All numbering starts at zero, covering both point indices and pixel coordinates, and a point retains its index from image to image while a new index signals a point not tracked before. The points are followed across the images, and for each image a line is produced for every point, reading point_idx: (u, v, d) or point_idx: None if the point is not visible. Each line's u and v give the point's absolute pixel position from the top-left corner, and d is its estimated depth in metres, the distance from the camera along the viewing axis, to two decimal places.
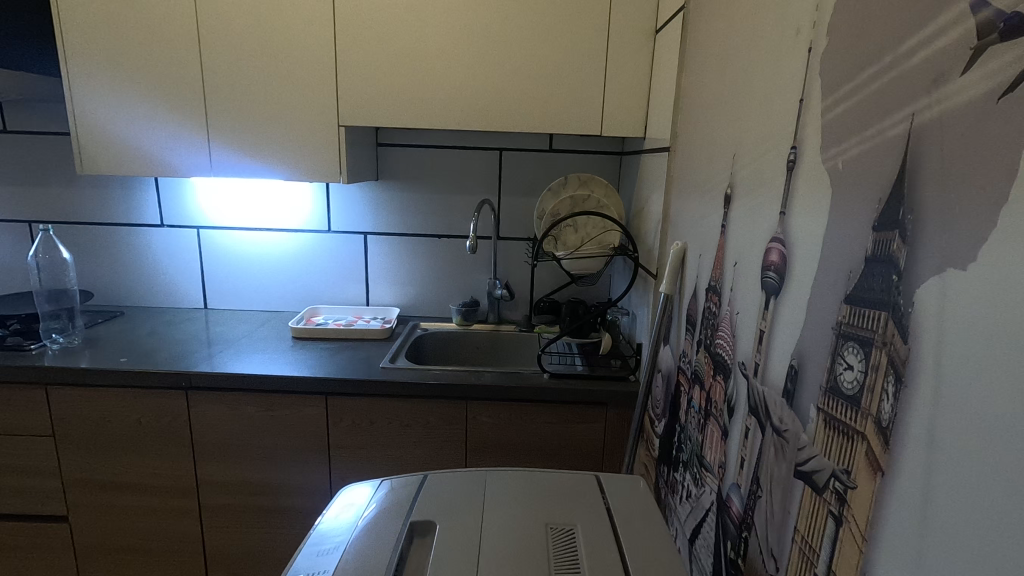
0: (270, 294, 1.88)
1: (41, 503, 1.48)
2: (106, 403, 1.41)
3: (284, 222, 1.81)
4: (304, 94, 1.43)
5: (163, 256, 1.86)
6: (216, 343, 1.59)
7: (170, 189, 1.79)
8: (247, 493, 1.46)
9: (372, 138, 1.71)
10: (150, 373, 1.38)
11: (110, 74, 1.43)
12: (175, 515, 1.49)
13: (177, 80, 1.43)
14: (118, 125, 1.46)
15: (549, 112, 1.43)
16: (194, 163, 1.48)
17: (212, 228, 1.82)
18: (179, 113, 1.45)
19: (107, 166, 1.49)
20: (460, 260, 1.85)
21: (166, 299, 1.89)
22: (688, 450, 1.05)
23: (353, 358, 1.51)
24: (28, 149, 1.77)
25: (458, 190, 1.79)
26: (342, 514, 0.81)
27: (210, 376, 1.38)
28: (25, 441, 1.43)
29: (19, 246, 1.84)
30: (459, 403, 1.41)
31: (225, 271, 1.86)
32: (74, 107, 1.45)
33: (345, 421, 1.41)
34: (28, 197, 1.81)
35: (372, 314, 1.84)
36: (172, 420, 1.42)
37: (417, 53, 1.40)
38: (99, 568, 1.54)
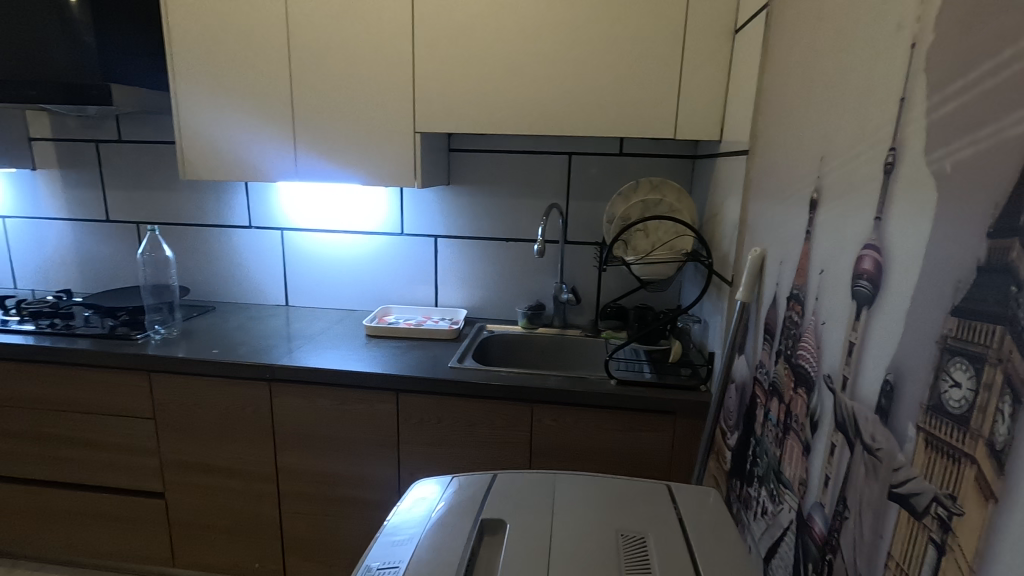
0: (344, 293, 1.97)
1: (141, 480, 1.62)
2: (199, 390, 1.52)
3: (360, 224, 1.89)
4: (383, 103, 1.49)
5: (249, 256, 1.99)
6: (296, 338, 1.69)
7: (258, 193, 1.92)
8: (322, 482, 1.54)
9: (445, 144, 1.76)
10: (238, 364, 1.48)
11: (211, 86, 1.55)
12: (257, 499, 1.58)
13: (268, 91, 1.53)
14: (216, 134, 1.58)
15: (622, 116, 1.42)
16: (281, 168, 1.58)
17: (294, 230, 1.93)
18: (269, 122, 1.55)
19: (205, 171, 1.61)
20: (526, 264, 1.86)
21: (251, 295, 2.02)
22: (764, 466, 1.01)
23: (423, 357, 1.56)
24: (138, 156, 1.95)
25: (526, 194, 1.81)
26: (415, 508, 0.84)
27: (291, 369, 1.46)
28: (130, 421, 1.57)
29: (128, 244, 2.03)
30: (525, 405, 1.42)
31: (305, 271, 1.97)
32: (179, 118, 1.59)
33: (414, 417, 1.46)
34: (136, 200, 1.99)
35: (440, 315, 1.89)
36: (256, 409, 1.51)
37: (491, 61, 1.43)
38: (189, 543, 1.66)
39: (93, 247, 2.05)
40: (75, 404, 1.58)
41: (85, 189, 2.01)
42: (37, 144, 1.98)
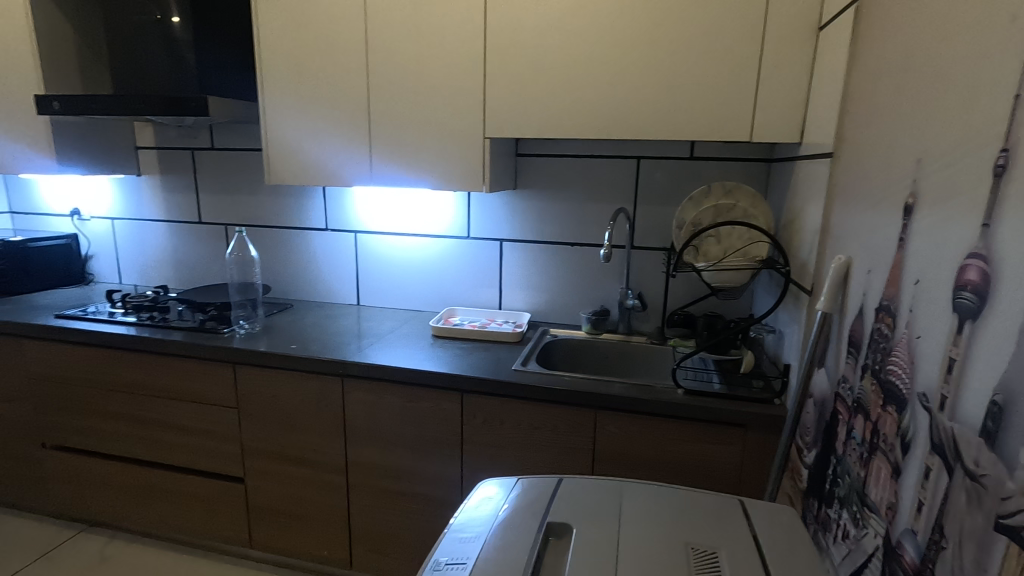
0: (412, 294, 2.03)
1: (224, 464, 1.74)
2: (278, 383, 1.61)
3: (428, 228, 1.94)
4: (454, 109, 1.53)
5: (325, 257, 2.09)
6: (367, 336, 1.76)
7: (334, 197, 2.01)
8: (388, 477, 1.59)
9: (512, 149, 1.78)
10: (313, 359, 1.56)
11: (296, 97, 1.64)
12: (327, 489, 1.66)
13: (347, 100, 1.61)
14: (299, 141, 1.68)
15: (695, 118, 1.38)
16: (357, 173, 1.65)
17: (366, 232, 2.01)
18: (347, 129, 1.63)
19: (288, 176, 1.71)
20: (592, 269, 1.85)
21: (325, 295, 2.13)
22: (846, 486, 0.95)
23: (487, 359, 1.58)
24: (228, 163, 2.10)
25: (593, 198, 1.80)
26: (482, 506, 0.85)
27: (363, 366, 1.52)
28: (216, 409, 1.69)
29: (217, 245, 2.19)
30: (589, 411, 1.41)
31: (375, 272, 2.04)
32: (267, 127, 1.69)
33: (478, 418, 1.48)
34: (225, 203, 2.14)
35: (504, 318, 1.91)
36: (329, 403, 1.58)
37: (562, 66, 1.44)
38: (265, 527, 1.76)
39: (187, 247, 2.22)
40: (169, 391, 1.72)
41: (181, 193, 2.18)
42: (142, 153, 2.17)
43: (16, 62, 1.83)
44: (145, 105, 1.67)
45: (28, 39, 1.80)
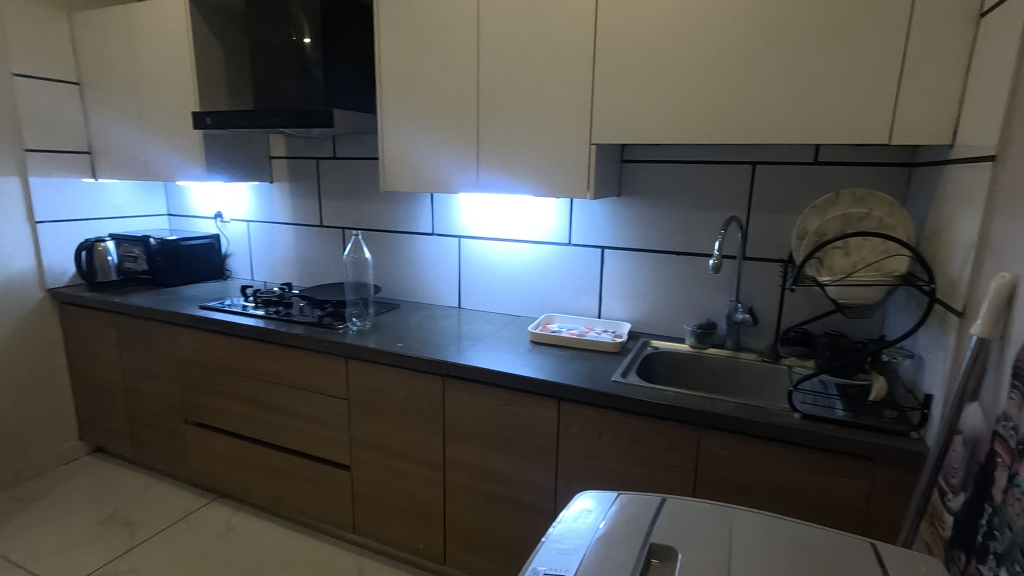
0: (511, 299, 2.05)
1: (334, 451, 1.86)
2: (385, 378, 1.70)
3: (530, 234, 1.96)
4: (560, 117, 1.54)
5: (430, 260, 2.18)
6: (468, 338, 1.80)
7: (441, 203, 2.10)
8: (484, 479, 1.62)
9: (618, 155, 1.75)
10: (417, 358, 1.63)
11: (411, 108, 1.73)
12: (425, 484, 1.72)
13: (457, 110, 1.67)
14: (412, 150, 1.76)
15: (822, 120, 1.28)
16: (464, 180, 1.71)
17: (470, 237, 2.07)
18: (456, 138, 1.69)
19: (401, 183, 1.80)
20: (698, 280, 1.76)
21: (429, 296, 2.21)
22: (1006, 541, 0.81)
23: (586, 368, 1.56)
24: (348, 171, 2.25)
25: (702, 206, 1.72)
26: (581, 518, 0.83)
27: (464, 367, 1.56)
28: (329, 400, 1.81)
29: (335, 246, 2.36)
30: (693, 429, 1.34)
31: (476, 277, 2.09)
32: (384, 137, 1.80)
33: (574, 427, 1.46)
34: (343, 208, 2.30)
35: (603, 327, 1.87)
36: (430, 401, 1.64)
37: (675, 69, 1.39)
38: (367, 515, 1.86)
39: (309, 248, 2.42)
40: (289, 379, 1.87)
41: (306, 199, 2.38)
42: (275, 162, 2.40)
43: (178, 84, 2.10)
44: (280, 119, 1.84)
45: (188, 64, 2.06)
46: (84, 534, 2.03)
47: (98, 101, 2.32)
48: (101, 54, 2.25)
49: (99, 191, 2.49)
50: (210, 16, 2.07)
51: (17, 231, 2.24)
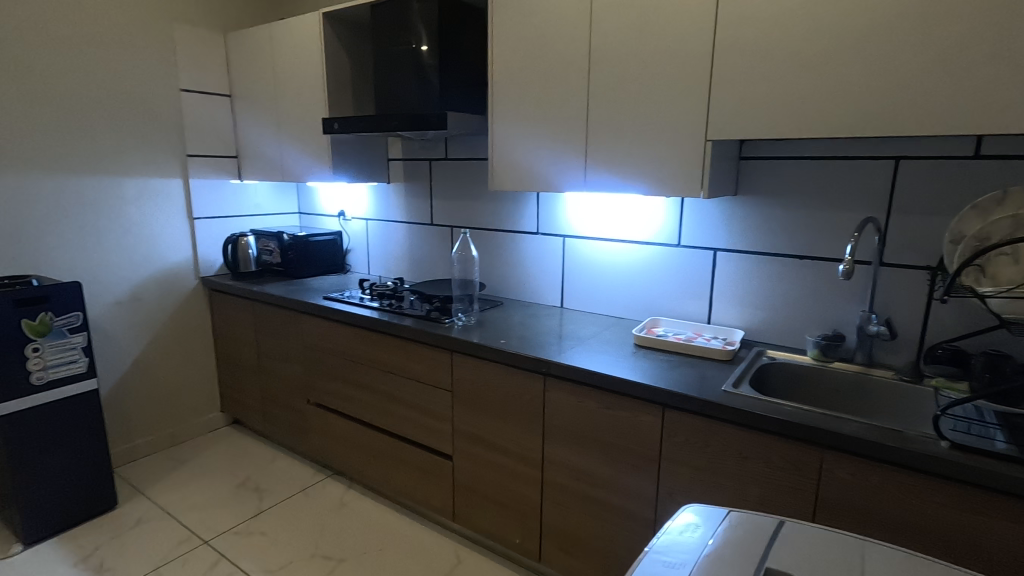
0: (615, 301, 2.01)
1: (438, 440, 1.94)
2: (487, 373, 1.74)
3: (637, 234, 1.91)
4: (674, 112, 1.48)
5: (533, 259, 2.19)
6: (570, 338, 1.79)
7: (547, 202, 2.10)
8: (582, 481, 1.60)
9: (735, 151, 1.65)
10: (519, 355, 1.64)
11: (520, 108, 1.76)
12: (524, 480, 1.74)
13: (566, 109, 1.66)
14: (520, 150, 1.79)
15: (987, 107, 1.11)
16: (572, 179, 1.70)
17: (574, 237, 2.06)
18: (564, 137, 1.68)
19: (509, 182, 1.83)
20: (825, 286, 1.61)
21: (532, 295, 2.23)
22: None
23: (694, 375, 1.48)
24: (458, 172, 2.34)
25: (831, 206, 1.57)
26: (688, 532, 0.79)
27: (565, 367, 1.55)
28: (434, 390, 1.89)
29: (443, 244, 2.45)
30: (814, 448, 1.22)
31: (579, 277, 2.08)
32: (494, 137, 1.84)
33: (679, 437, 1.40)
34: (453, 207, 2.39)
35: (713, 333, 1.77)
36: (531, 399, 1.65)
37: (805, 57, 1.28)
38: (466, 505, 1.92)
39: (420, 245, 2.54)
40: (399, 369, 1.98)
41: (419, 198, 2.50)
42: (392, 164, 2.55)
43: (311, 94, 2.30)
44: (398, 123, 1.95)
45: (319, 75, 2.25)
46: (223, 495, 2.29)
47: (246, 111, 2.60)
48: (248, 69, 2.53)
49: (243, 191, 2.79)
50: (340, 30, 2.24)
51: (178, 226, 2.57)
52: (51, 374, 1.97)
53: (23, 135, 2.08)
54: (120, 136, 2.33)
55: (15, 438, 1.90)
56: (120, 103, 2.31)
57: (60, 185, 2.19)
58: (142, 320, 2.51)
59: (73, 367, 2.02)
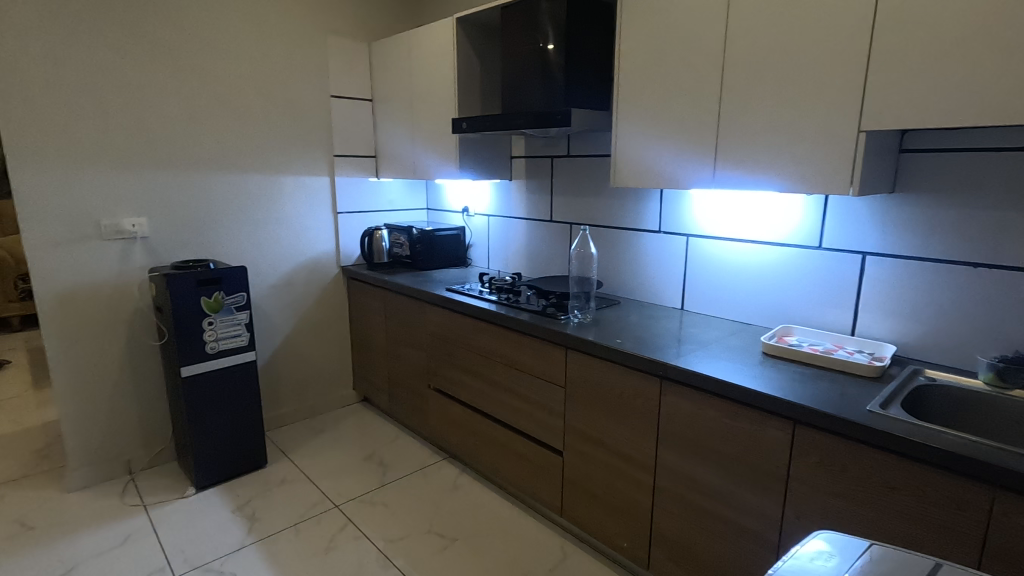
0: (742, 306, 1.88)
1: (549, 435, 1.96)
2: (601, 371, 1.72)
3: (771, 235, 1.77)
4: (821, 100, 1.34)
5: (654, 259, 2.12)
6: (691, 342, 1.72)
7: (671, 200, 2.03)
8: (697, 492, 1.53)
9: (894, 144, 1.46)
10: (635, 356, 1.60)
11: (646, 103, 1.71)
12: (634, 484, 1.70)
13: (697, 102, 1.59)
14: (645, 146, 1.74)
15: None
16: (700, 176, 1.62)
17: (700, 236, 1.96)
18: (693, 132, 1.61)
19: (632, 180, 1.79)
20: (1006, 299, 1.38)
21: (650, 295, 2.16)
22: None
23: (832, 391, 1.35)
24: (580, 169, 2.33)
25: (1018, 206, 1.34)
26: (819, 561, 0.72)
27: (684, 371, 1.48)
28: (548, 385, 1.91)
29: (561, 241, 2.47)
30: (982, 486, 1.05)
31: (704, 278, 1.97)
32: (618, 133, 1.81)
33: (811, 457, 1.28)
34: (572, 204, 2.39)
35: (857, 346, 1.59)
36: (646, 401, 1.61)
37: (992, 33, 1.10)
38: (574, 501, 1.92)
39: (539, 241, 2.58)
40: (514, 361, 2.03)
41: (539, 195, 2.54)
42: (514, 161, 2.62)
43: (442, 96, 2.43)
44: (522, 121, 1.99)
45: (451, 77, 2.37)
46: (353, 465, 2.51)
47: (385, 114, 2.82)
48: (388, 75, 2.73)
49: (378, 189, 3.02)
50: (471, 33, 2.34)
51: (325, 219, 2.85)
52: (222, 345, 2.29)
53: (207, 139, 2.43)
54: (281, 138, 2.64)
55: (193, 398, 2.24)
56: (282, 109, 2.61)
57: (233, 182, 2.53)
58: (292, 303, 2.83)
59: (238, 340, 2.33)
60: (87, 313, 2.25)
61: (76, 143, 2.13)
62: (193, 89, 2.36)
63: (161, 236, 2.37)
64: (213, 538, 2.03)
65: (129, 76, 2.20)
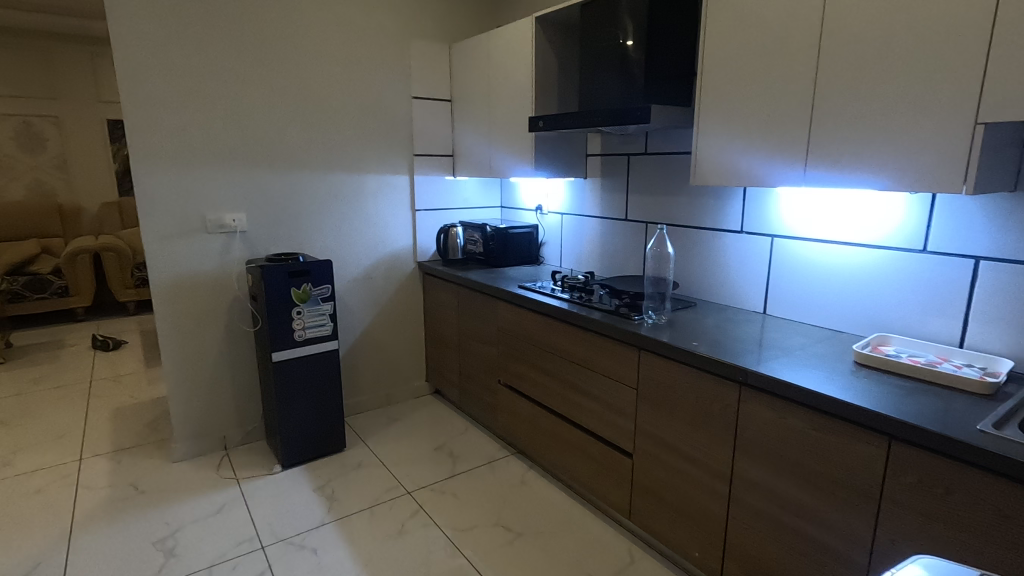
0: (832, 311, 1.77)
1: (619, 437, 1.93)
2: (676, 374, 1.67)
3: (867, 236, 1.66)
4: (930, 89, 1.24)
5: (735, 260, 2.04)
6: (773, 348, 1.63)
7: (756, 199, 1.94)
8: (777, 505, 1.46)
9: (1018, 137, 1.32)
10: (713, 360, 1.55)
11: (732, 98, 1.65)
12: (708, 493, 1.64)
13: (787, 96, 1.51)
14: (728, 144, 1.68)
15: None
16: (789, 175, 1.54)
17: (786, 237, 1.87)
18: (782, 127, 1.53)
19: (714, 178, 1.73)
20: None
21: (730, 298, 2.08)
22: None
23: (935, 407, 1.24)
24: (657, 167, 2.28)
25: None
26: None
27: (766, 378, 1.42)
28: (620, 386, 1.89)
29: (637, 240, 2.42)
30: None
31: (790, 281, 1.87)
32: (700, 130, 1.75)
33: (909, 476, 1.18)
34: (649, 202, 2.34)
35: (966, 359, 1.45)
36: (723, 408, 1.55)
37: None
38: (644, 506, 1.88)
39: (613, 240, 2.54)
40: (585, 360, 2.01)
41: (615, 194, 2.50)
42: (590, 159, 2.60)
43: (519, 95, 2.45)
44: (599, 119, 1.97)
45: (528, 76, 2.38)
46: (424, 455, 2.59)
47: (463, 114, 2.88)
48: (467, 75, 2.79)
49: (455, 187, 3.09)
50: (550, 32, 2.34)
51: (404, 217, 2.96)
52: (308, 333, 2.43)
53: (299, 140, 2.59)
54: (365, 139, 2.76)
55: (281, 381, 2.40)
56: (367, 111, 2.74)
57: (321, 180, 2.68)
58: (372, 296, 2.96)
59: (322, 329, 2.47)
60: (193, 299, 2.47)
61: (188, 145, 2.33)
62: (288, 94, 2.52)
63: (257, 231, 2.56)
64: (297, 514, 2.17)
65: (233, 82, 2.39)
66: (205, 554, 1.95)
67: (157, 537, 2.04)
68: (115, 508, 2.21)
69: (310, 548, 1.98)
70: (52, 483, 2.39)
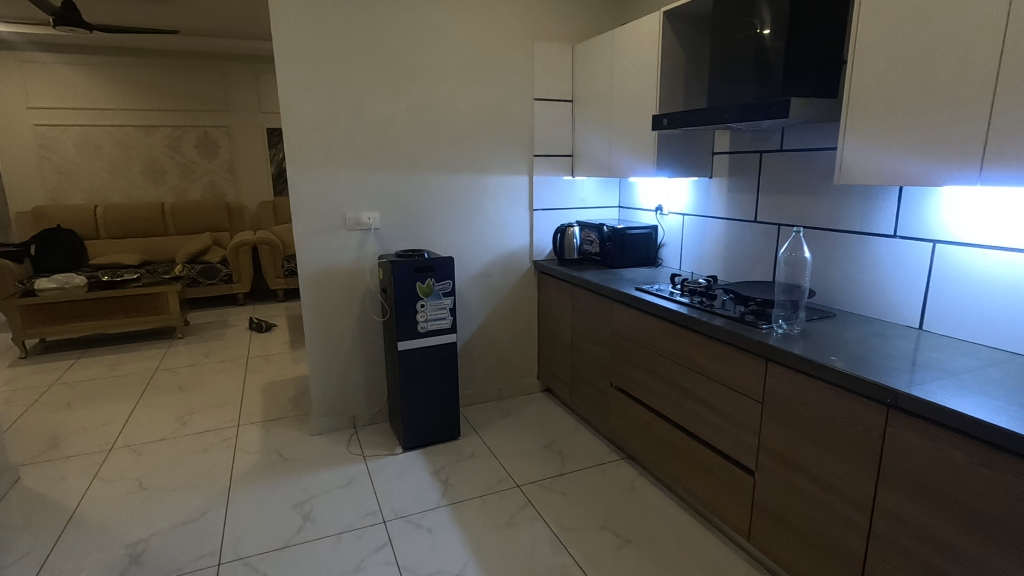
0: (1011, 331, 1.52)
1: (741, 452, 1.82)
2: (810, 390, 1.54)
3: None
4: None
5: (885, 267, 1.83)
6: (931, 368, 1.44)
7: (915, 200, 1.72)
8: (928, 547, 1.29)
9: None
10: (855, 377, 1.40)
11: (888, 88, 1.48)
12: (843, 523, 1.49)
13: (960, 84, 1.32)
14: (881, 139, 1.51)
15: None
16: (961, 173, 1.35)
17: (951, 243, 1.63)
18: (952, 119, 1.34)
19: (863, 178, 1.57)
20: None
21: (877, 310, 1.86)
22: None
23: None
24: (794, 164, 2.11)
25: None
26: None
27: (922, 402, 1.25)
28: (744, 398, 1.77)
29: (767, 243, 2.26)
30: None
31: (955, 292, 1.64)
32: (847, 125, 1.60)
33: None
34: (783, 202, 2.17)
35: None
36: (867, 432, 1.40)
37: None
38: (767, 529, 1.76)
39: (740, 244, 2.40)
40: (706, 368, 1.92)
41: (744, 193, 2.36)
42: (717, 157, 2.47)
43: (643, 92, 2.39)
44: (729, 114, 1.86)
45: (653, 73, 2.32)
46: (534, 450, 2.64)
47: (584, 114, 2.88)
48: (589, 75, 2.79)
49: (573, 186, 3.10)
50: (678, 26, 2.26)
51: (522, 215, 3.03)
52: (430, 325, 2.58)
53: (428, 143, 2.75)
54: (488, 141, 2.86)
55: (405, 369, 2.57)
56: (490, 114, 2.83)
57: (447, 181, 2.82)
58: (489, 292, 3.06)
59: (442, 322, 2.61)
60: (332, 290, 2.72)
61: (333, 150, 2.57)
62: (420, 100, 2.69)
63: (388, 228, 2.76)
64: (415, 494, 2.32)
65: (373, 91, 2.59)
66: (335, 521, 2.15)
67: (297, 501, 2.28)
68: (264, 471, 2.51)
69: (425, 527, 2.10)
70: (215, 444, 2.77)
